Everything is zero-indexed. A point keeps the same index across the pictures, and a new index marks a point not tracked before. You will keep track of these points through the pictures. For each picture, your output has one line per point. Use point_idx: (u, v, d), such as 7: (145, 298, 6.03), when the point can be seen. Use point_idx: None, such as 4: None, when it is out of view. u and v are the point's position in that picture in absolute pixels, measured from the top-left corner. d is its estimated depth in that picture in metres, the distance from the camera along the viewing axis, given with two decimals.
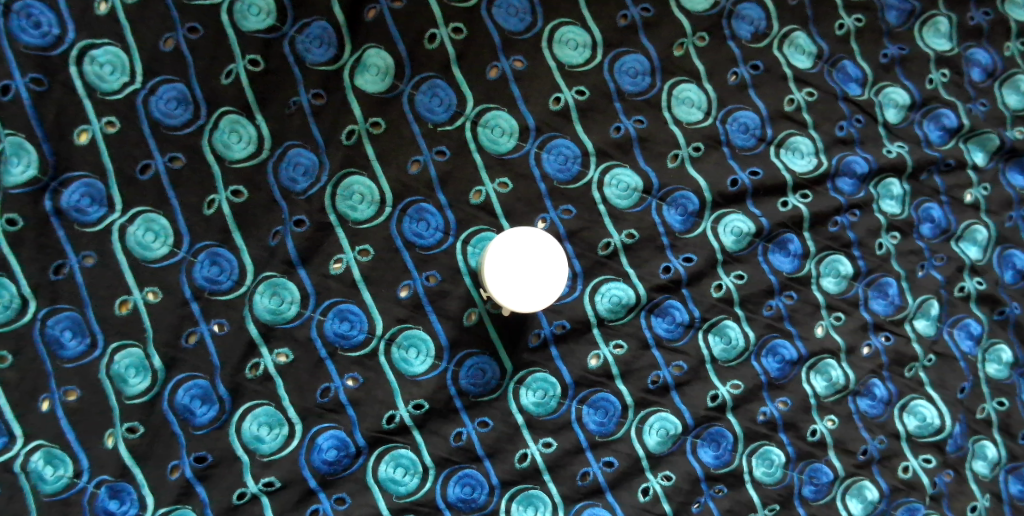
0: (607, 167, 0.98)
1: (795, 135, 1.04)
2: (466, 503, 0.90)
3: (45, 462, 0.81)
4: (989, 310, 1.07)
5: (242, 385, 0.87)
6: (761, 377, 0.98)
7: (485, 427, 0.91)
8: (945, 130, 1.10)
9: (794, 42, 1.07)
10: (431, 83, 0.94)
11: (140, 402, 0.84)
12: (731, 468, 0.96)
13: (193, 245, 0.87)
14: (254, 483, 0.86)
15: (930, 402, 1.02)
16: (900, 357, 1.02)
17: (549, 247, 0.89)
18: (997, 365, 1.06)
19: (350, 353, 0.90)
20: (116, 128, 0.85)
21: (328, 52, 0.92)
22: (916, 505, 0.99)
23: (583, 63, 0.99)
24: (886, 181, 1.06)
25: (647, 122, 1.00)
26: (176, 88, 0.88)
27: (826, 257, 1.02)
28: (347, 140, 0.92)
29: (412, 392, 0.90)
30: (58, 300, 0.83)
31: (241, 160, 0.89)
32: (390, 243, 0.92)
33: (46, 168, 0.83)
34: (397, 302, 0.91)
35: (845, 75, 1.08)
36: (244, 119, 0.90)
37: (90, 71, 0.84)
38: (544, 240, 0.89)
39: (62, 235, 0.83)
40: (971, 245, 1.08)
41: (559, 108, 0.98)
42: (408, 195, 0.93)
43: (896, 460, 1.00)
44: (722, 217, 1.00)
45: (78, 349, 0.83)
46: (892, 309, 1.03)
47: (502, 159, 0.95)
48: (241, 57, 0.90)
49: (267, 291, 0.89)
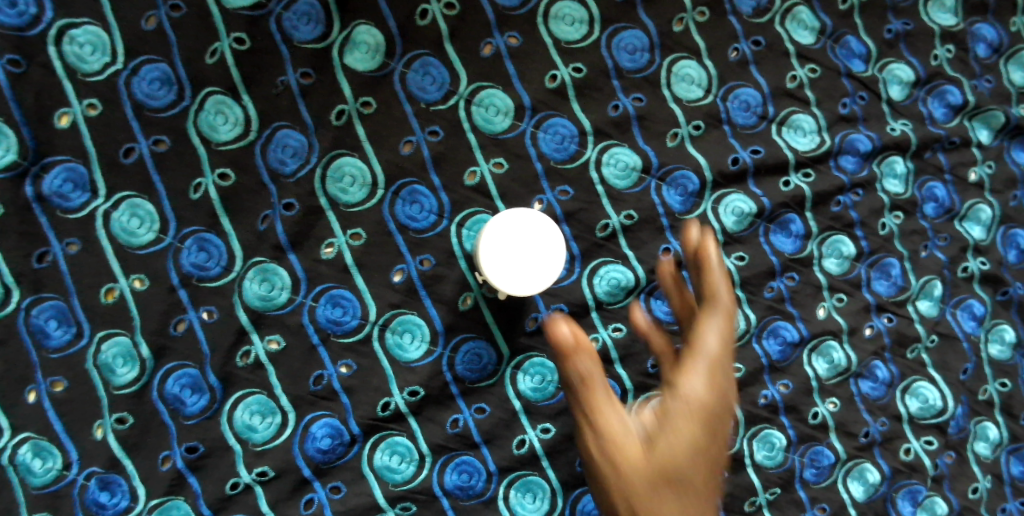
0: (606, 147, 0.95)
1: (797, 113, 1.01)
2: (463, 490, 0.88)
3: (32, 454, 0.80)
4: (992, 290, 1.05)
5: (233, 373, 0.85)
6: (762, 360, 0.96)
7: (483, 414, 0.90)
8: (950, 107, 1.08)
9: (796, 16, 1.04)
10: (423, 61, 0.92)
11: (128, 392, 0.82)
12: (732, 452, 0.94)
13: (180, 230, 0.85)
14: (247, 473, 0.84)
15: (932, 384, 1.00)
16: (902, 338, 1.00)
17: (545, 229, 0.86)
18: (1000, 346, 1.04)
19: (343, 339, 0.88)
20: (97, 110, 0.83)
21: (315, 29, 0.89)
22: (917, 487, 0.98)
23: (580, 40, 0.96)
24: (889, 159, 1.04)
25: (646, 100, 0.97)
26: (159, 68, 0.85)
27: (828, 238, 1.00)
28: (337, 121, 0.89)
29: (407, 378, 0.88)
30: (42, 288, 0.81)
31: (228, 142, 0.87)
32: (383, 227, 0.89)
33: (26, 152, 0.81)
34: (390, 286, 0.89)
35: (849, 50, 1.05)
36: (230, 100, 0.87)
37: (69, 51, 0.82)
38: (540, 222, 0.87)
39: (44, 222, 0.81)
40: (974, 225, 1.06)
41: (556, 86, 0.95)
42: (402, 177, 0.90)
43: (898, 442, 0.99)
44: (723, 197, 0.98)
45: (63, 339, 0.81)
46: (894, 290, 1.01)
47: (496, 139, 0.93)
48: (225, 35, 0.87)
49: (256, 277, 0.86)
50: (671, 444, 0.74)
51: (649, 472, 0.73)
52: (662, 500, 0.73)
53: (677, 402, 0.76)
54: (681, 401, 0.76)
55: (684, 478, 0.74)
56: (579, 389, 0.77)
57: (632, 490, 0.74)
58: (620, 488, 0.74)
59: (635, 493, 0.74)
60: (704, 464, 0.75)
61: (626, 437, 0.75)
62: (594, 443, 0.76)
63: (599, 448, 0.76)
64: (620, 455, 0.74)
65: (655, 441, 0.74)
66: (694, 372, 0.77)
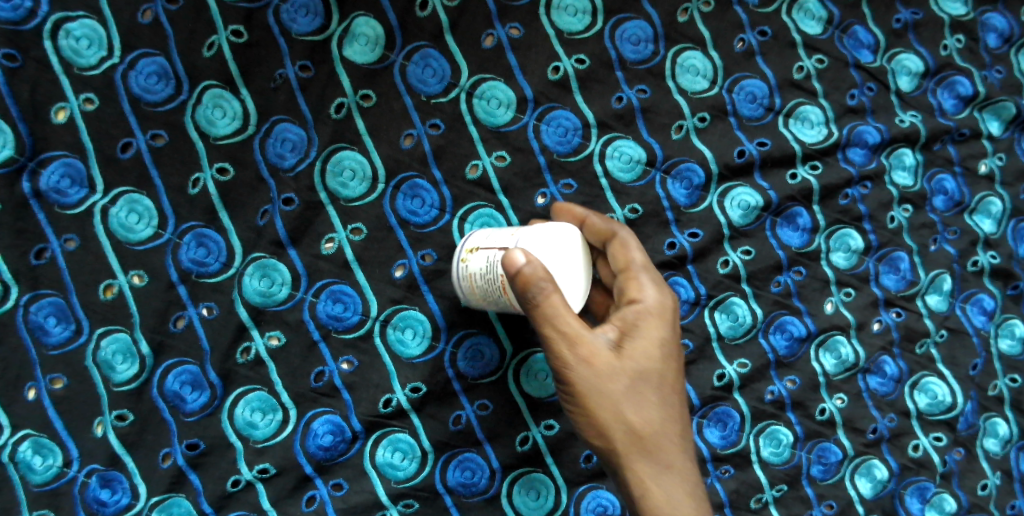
0: (609, 139, 0.94)
1: (804, 104, 1.00)
2: (466, 488, 0.87)
3: (32, 452, 0.79)
4: (1002, 284, 1.04)
5: (233, 370, 0.84)
6: (769, 356, 0.95)
7: (485, 410, 0.88)
8: (960, 98, 1.06)
9: (802, 6, 1.02)
10: (423, 53, 0.90)
11: (128, 390, 0.82)
12: (737, 448, 0.93)
13: (179, 226, 0.84)
14: (248, 470, 0.83)
15: (941, 380, 0.99)
16: (911, 332, 0.99)
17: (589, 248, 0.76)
18: (1011, 340, 1.03)
19: (344, 335, 0.87)
20: (94, 105, 0.82)
21: (314, 21, 0.88)
22: (926, 484, 0.96)
23: (583, 31, 0.95)
24: (898, 151, 1.02)
25: (650, 91, 0.96)
26: (156, 62, 0.84)
27: (836, 232, 0.98)
28: (336, 114, 0.88)
29: (408, 375, 0.87)
30: (41, 285, 0.80)
31: (226, 137, 0.85)
32: (384, 222, 0.88)
33: (23, 148, 0.80)
34: (391, 282, 0.88)
35: (856, 40, 1.04)
36: (228, 94, 0.86)
37: (65, 46, 0.81)
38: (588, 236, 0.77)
39: (41, 218, 0.80)
40: (984, 218, 1.04)
41: (558, 78, 0.93)
42: (402, 171, 0.89)
43: (906, 439, 0.97)
44: (729, 190, 0.96)
45: (62, 336, 0.80)
46: (903, 284, 0.99)
47: (498, 132, 0.92)
48: (222, 28, 0.86)
49: (256, 272, 0.85)
50: (638, 356, 0.77)
51: (627, 382, 0.76)
52: (640, 404, 0.77)
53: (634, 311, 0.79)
54: (639, 313, 0.78)
55: (654, 376, 0.77)
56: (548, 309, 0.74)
57: (613, 400, 0.76)
58: (598, 400, 0.76)
59: (615, 397, 0.76)
60: (668, 355, 0.79)
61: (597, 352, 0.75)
62: (564, 361, 0.75)
63: (574, 361, 0.75)
64: (597, 363, 0.75)
65: (622, 355, 0.77)
66: (647, 283, 0.80)
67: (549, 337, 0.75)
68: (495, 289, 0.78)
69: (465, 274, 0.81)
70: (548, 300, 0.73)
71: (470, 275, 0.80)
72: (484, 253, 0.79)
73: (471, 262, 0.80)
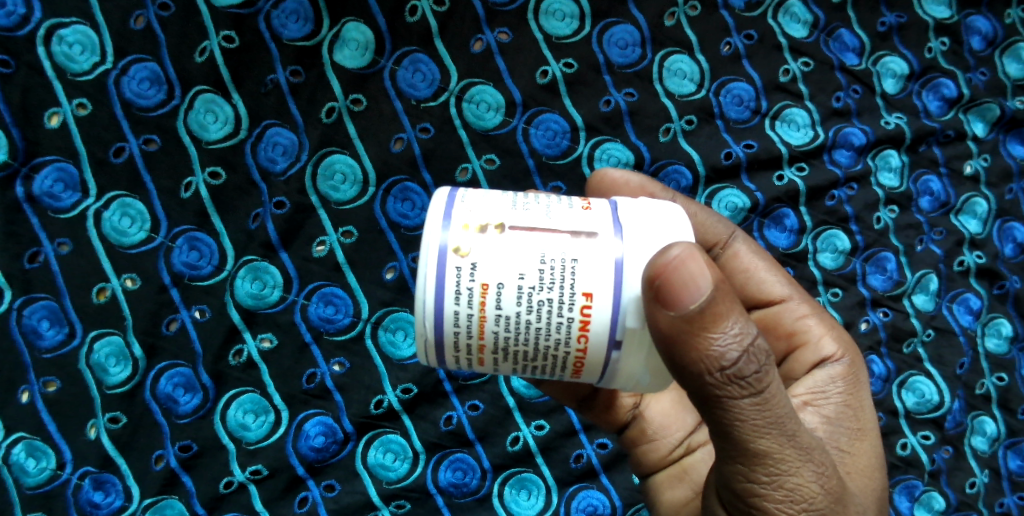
0: (597, 142, 0.95)
1: (790, 107, 1.01)
2: (457, 488, 0.87)
3: (26, 454, 0.80)
4: (989, 284, 1.04)
5: (225, 372, 0.85)
6: None
7: (476, 410, 0.89)
8: (945, 100, 1.07)
9: (788, 10, 1.03)
10: (412, 58, 0.91)
11: (120, 392, 0.82)
12: None
13: (171, 230, 0.85)
14: (240, 471, 0.84)
15: (928, 379, 0.99)
16: (898, 332, 1.00)
17: (683, 229, 0.62)
18: (997, 339, 1.03)
19: (335, 337, 0.87)
20: (87, 110, 0.83)
21: (304, 27, 0.89)
22: (914, 482, 0.97)
23: (571, 35, 0.95)
24: (884, 152, 1.03)
25: (638, 95, 0.97)
26: (148, 68, 0.84)
27: (823, 232, 1.00)
28: (326, 118, 0.89)
29: (400, 376, 0.88)
30: (33, 289, 0.81)
31: (218, 142, 0.86)
32: (374, 224, 0.89)
33: (16, 153, 0.81)
34: (382, 284, 0.89)
35: (842, 44, 1.05)
36: (219, 98, 0.86)
37: (58, 51, 0.82)
38: (676, 216, 0.63)
39: (34, 222, 0.81)
40: (970, 219, 1.05)
41: (546, 82, 0.94)
42: (391, 175, 0.90)
43: (895, 437, 0.97)
44: (717, 192, 0.98)
45: (55, 339, 0.81)
46: (890, 284, 1.01)
47: (487, 135, 0.93)
48: (214, 34, 0.86)
49: (247, 275, 0.86)
50: (863, 456, 0.69)
51: (859, 485, 0.68)
52: None
53: (823, 375, 0.74)
54: (837, 378, 0.73)
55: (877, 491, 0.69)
56: (770, 399, 0.60)
57: None
58: None
59: None
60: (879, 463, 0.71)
61: (841, 479, 0.63)
62: (804, 501, 0.61)
63: (826, 501, 0.62)
64: (844, 493, 0.63)
65: (843, 459, 0.69)
66: (828, 334, 0.76)
67: (779, 457, 0.61)
68: (552, 314, 0.60)
69: (475, 282, 0.59)
70: (773, 392, 0.60)
71: (485, 283, 0.59)
72: (508, 248, 0.59)
73: (483, 261, 0.59)
